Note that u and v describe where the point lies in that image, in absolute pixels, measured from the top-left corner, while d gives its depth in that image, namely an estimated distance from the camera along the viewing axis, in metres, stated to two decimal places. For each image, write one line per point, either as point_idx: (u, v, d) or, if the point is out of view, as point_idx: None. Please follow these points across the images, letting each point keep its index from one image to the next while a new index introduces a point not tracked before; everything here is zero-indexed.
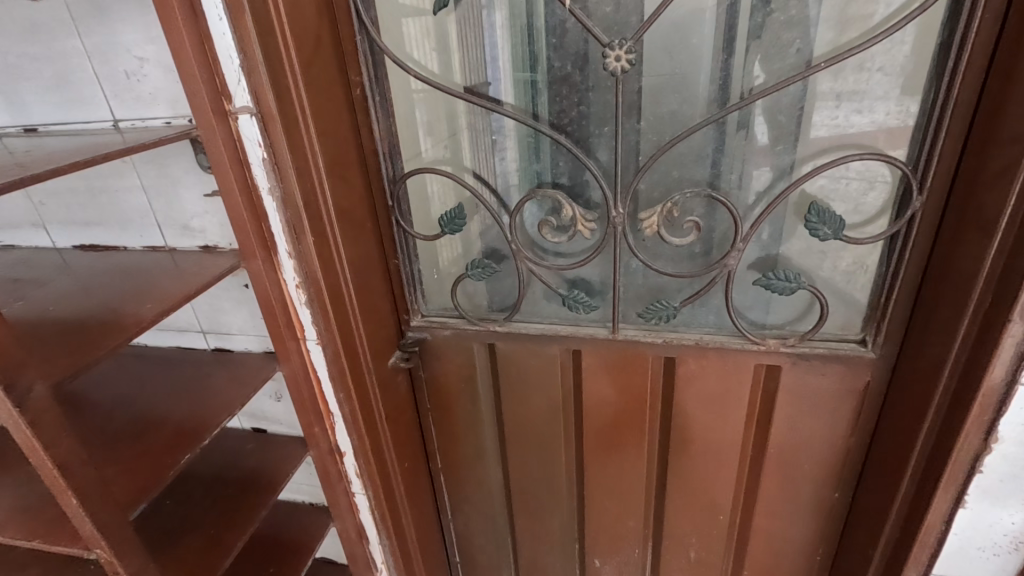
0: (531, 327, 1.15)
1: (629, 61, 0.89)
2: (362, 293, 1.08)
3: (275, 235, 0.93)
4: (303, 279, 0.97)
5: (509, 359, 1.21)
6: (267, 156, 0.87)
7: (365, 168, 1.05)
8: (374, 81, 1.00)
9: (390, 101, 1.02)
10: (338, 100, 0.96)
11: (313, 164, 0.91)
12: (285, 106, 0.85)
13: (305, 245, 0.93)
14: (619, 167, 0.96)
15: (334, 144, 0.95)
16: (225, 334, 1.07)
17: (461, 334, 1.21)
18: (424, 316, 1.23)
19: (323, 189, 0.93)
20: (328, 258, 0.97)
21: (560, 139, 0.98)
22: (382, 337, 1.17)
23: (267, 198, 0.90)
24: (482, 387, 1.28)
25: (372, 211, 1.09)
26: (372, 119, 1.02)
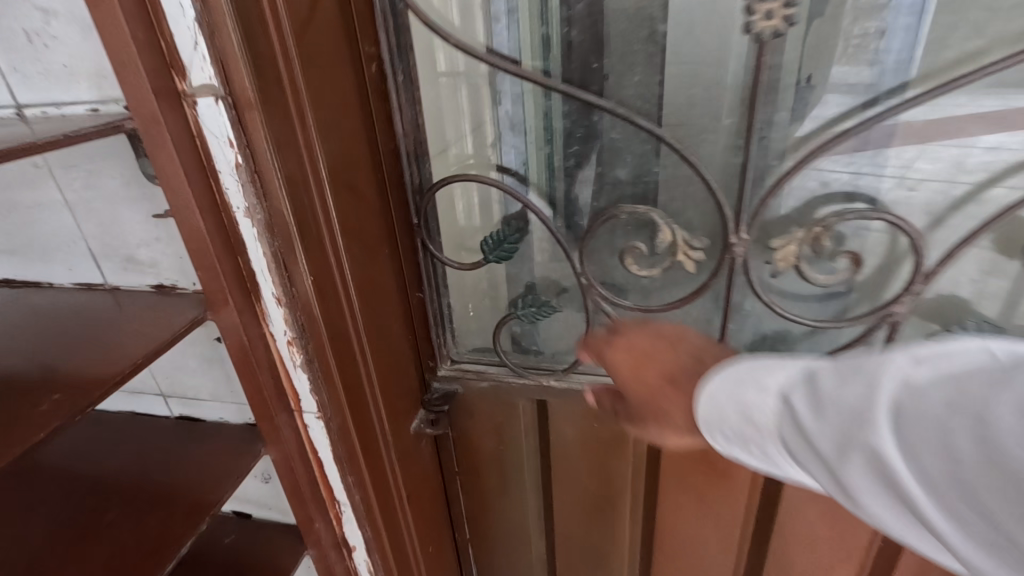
0: (599, 383, 0.88)
1: (788, 16, 0.60)
2: (375, 342, 0.80)
3: (258, 276, 0.64)
4: (297, 334, 0.68)
5: (566, 419, 0.94)
6: (241, 162, 0.57)
7: (378, 174, 0.77)
8: (393, 53, 0.72)
9: (416, 81, 0.74)
10: (343, 79, 0.67)
11: (309, 170, 0.63)
12: (267, 85, 0.56)
13: (297, 287, 0.65)
14: (748, 176, 0.68)
15: (338, 141, 0.67)
16: (194, 400, 0.79)
17: (503, 387, 0.94)
18: (453, 362, 0.96)
19: (323, 206, 0.66)
20: (330, 300, 0.70)
21: (659, 135, 0.69)
22: (398, 396, 0.89)
23: (244, 224, 0.60)
24: (527, 450, 1.01)
25: (389, 233, 0.81)
26: (393, 109, 0.75)
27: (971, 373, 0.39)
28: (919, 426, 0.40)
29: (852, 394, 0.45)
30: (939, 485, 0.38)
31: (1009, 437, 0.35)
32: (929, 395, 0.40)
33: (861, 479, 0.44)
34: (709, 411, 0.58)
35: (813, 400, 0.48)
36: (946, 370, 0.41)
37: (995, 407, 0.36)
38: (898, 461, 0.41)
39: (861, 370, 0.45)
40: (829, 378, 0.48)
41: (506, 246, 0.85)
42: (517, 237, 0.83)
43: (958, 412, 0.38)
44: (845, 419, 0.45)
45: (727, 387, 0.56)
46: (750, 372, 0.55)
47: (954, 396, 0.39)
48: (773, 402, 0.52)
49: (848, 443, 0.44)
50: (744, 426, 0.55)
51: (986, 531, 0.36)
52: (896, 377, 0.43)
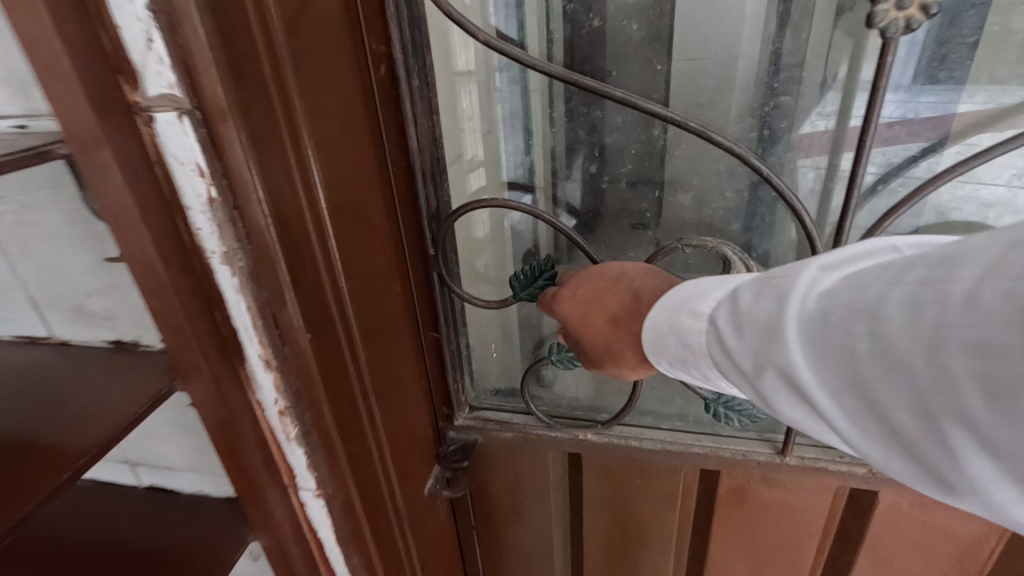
0: (646, 439, 0.77)
1: (923, 6, 0.50)
2: (383, 398, 0.67)
3: (242, 336, 0.50)
4: (292, 403, 0.54)
5: (604, 474, 0.82)
6: (216, 196, 0.43)
7: (388, 199, 0.63)
8: (407, 52, 0.59)
9: (434, 86, 0.62)
10: (346, 85, 0.54)
11: (305, 201, 0.49)
12: (249, 95, 0.43)
13: (290, 347, 0.52)
14: (817, 198, 0.62)
15: (339, 162, 0.54)
16: (166, 470, 0.66)
17: (531, 439, 0.82)
18: (472, 410, 0.84)
19: (323, 245, 0.52)
20: (329, 359, 0.56)
21: (738, 152, 0.59)
22: (410, 455, 0.76)
23: (223, 272, 0.47)
24: (556, 507, 0.88)
25: (404, 266, 0.68)
26: (407, 118, 0.62)
27: (868, 273, 0.38)
28: (826, 330, 0.38)
29: (765, 306, 0.42)
30: (843, 385, 0.37)
31: (902, 330, 0.34)
32: (833, 299, 0.39)
33: (776, 393, 0.42)
34: (653, 339, 0.52)
35: (734, 316, 0.45)
36: (850, 274, 0.39)
37: (890, 301, 0.35)
38: (806, 370, 0.39)
39: (773, 285, 0.43)
40: (746, 294, 0.45)
41: (541, 282, 0.72)
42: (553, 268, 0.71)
43: (856, 310, 0.37)
44: (759, 334, 0.42)
45: (668, 314, 0.51)
46: (687, 298, 0.50)
47: (853, 298, 0.37)
48: (704, 326, 0.48)
49: (762, 356, 0.42)
50: (680, 355, 0.50)
51: (884, 427, 0.36)
52: (805, 286, 0.41)
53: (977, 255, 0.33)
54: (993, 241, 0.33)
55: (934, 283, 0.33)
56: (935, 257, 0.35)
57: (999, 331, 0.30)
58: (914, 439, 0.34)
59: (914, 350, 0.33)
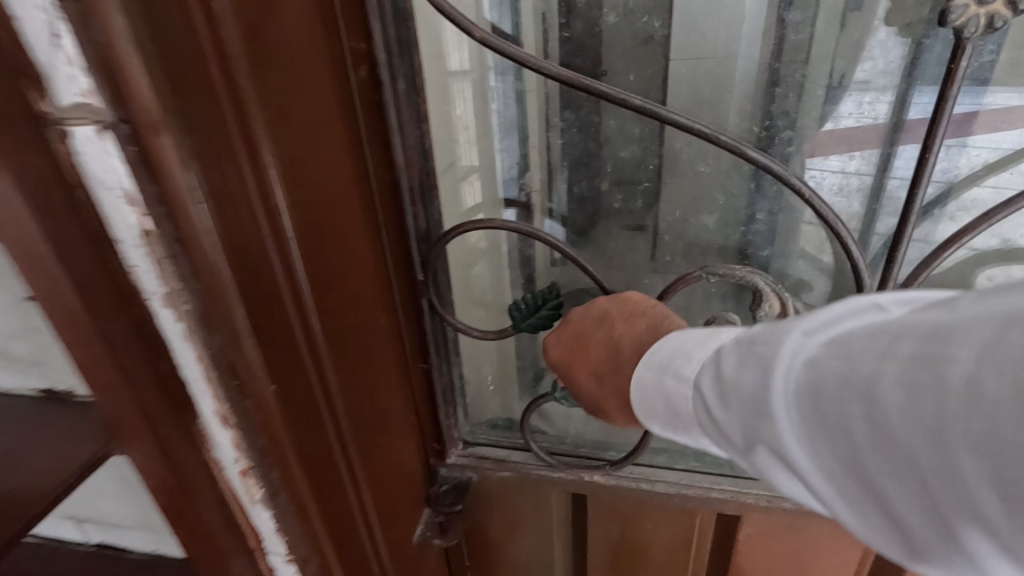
0: (659, 482, 0.70)
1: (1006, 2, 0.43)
2: (366, 445, 0.59)
3: (194, 390, 0.42)
4: (256, 462, 0.46)
5: (611, 516, 0.75)
6: (152, 226, 0.35)
7: (371, 221, 0.55)
8: (391, 52, 0.51)
9: (423, 91, 0.54)
10: (318, 91, 0.46)
11: (266, 230, 0.41)
12: (192, 103, 0.35)
13: (252, 402, 0.43)
14: (857, 220, 0.55)
15: (309, 183, 0.46)
16: (114, 527, 0.57)
17: (531, 479, 0.74)
18: (466, 446, 0.76)
19: (291, 280, 0.44)
20: (300, 409, 0.48)
21: (777, 170, 0.51)
22: (398, 503, 0.68)
23: (166, 317, 0.38)
24: (557, 549, 0.81)
25: (391, 296, 0.60)
26: (392, 128, 0.54)
27: (859, 339, 0.31)
28: (823, 413, 0.31)
29: (748, 376, 0.35)
30: (847, 477, 0.31)
31: (905, 418, 0.28)
32: (821, 372, 0.32)
33: (772, 475, 0.35)
34: (640, 402, 0.44)
35: (717, 383, 0.38)
36: (839, 337, 0.32)
37: (888, 382, 0.28)
38: (801, 457, 0.33)
39: (755, 350, 0.35)
40: (726, 356, 0.37)
41: (544, 312, 0.65)
42: (557, 294, 0.64)
43: (849, 389, 0.30)
44: (745, 409, 0.35)
45: (651, 374, 0.43)
46: (669, 357, 0.42)
47: (846, 373, 0.30)
48: (690, 391, 0.40)
49: (752, 436, 0.35)
50: (669, 420, 0.43)
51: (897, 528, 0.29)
52: (790, 353, 0.34)
53: (985, 325, 0.26)
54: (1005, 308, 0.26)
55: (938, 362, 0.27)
56: (932, 324, 0.28)
57: (1019, 430, 0.24)
58: (934, 546, 0.28)
59: (921, 444, 0.27)
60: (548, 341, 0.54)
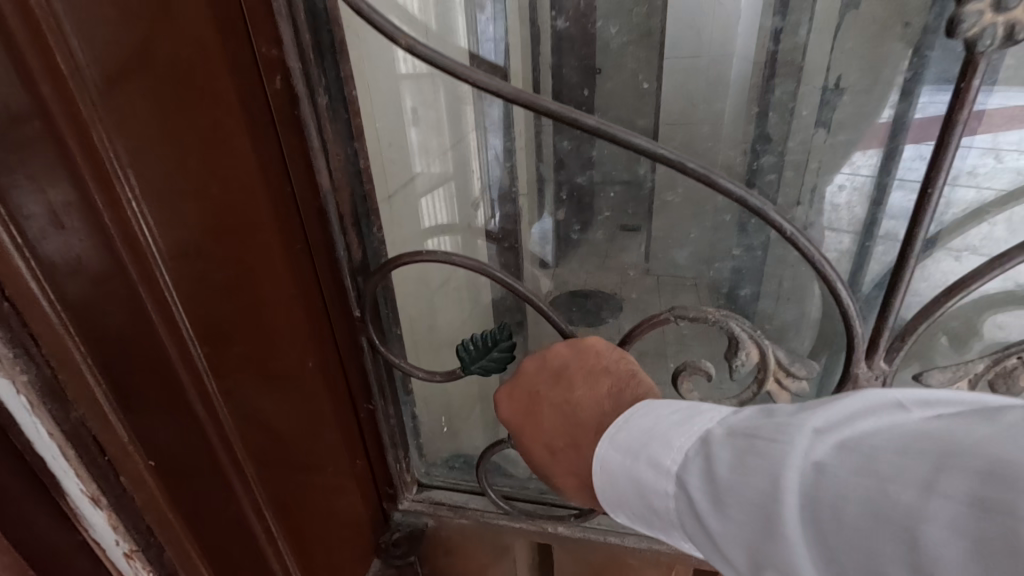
0: (629, 537, 0.63)
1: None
2: (294, 503, 0.52)
3: (55, 468, 0.34)
4: (143, 543, 0.38)
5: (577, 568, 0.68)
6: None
7: (291, 253, 0.49)
8: (308, 60, 0.43)
9: (353, 104, 0.47)
10: (211, 112, 0.39)
11: (143, 283, 0.34)
12: (18, 133, 0.28)
13: (128, 479, 0.36)
14: (853, 255, 0.48)
15: (196, 222, 0.38)
16: None
17: (491, 529, 0.68)
18: (421, 488, 0.70)
19: (174, 334, 0.37)
20: (197, 484, 0.41)
21: (754, 205, 0.45)
22: (336, 558, 0.61)
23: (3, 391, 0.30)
24: None
25: (317, 335, 0.53)
26: (314, 149, 0.46)
27: (888, 455, 0.24)
28: (853, 553, 0.24)
29: (750, 481, 0.28)
30: None
31: None
32: (846, 496, 0.24)
33: None
34: (606, 484, 0.36)
35: (707, 480, 0.30)
36: (858, 447, 0.25)
37: (936, 530, 0.22)
38: None
39: (759, 448, 0.28)
40: (719, 451, 0.30)
41: (497, 354, 0.59)
42: (511, 334, 0.58)
43: (886, 527, 0.23)
44: (749, 524, 0.27)
45: (622, 458, 0.35)
46: (640, 439, 0.34)
47: (879, 503, 0.23)
48: (673, 486, 0.32)
49: (758, 560, 0.27)
50: (640, 515, 0.35)
51: None
52: (802, 463, 0.26)
53: None
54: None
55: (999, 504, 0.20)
56: (985, 459, 0.22)
57: None
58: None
59: None
60: (499, 394, 0.49)
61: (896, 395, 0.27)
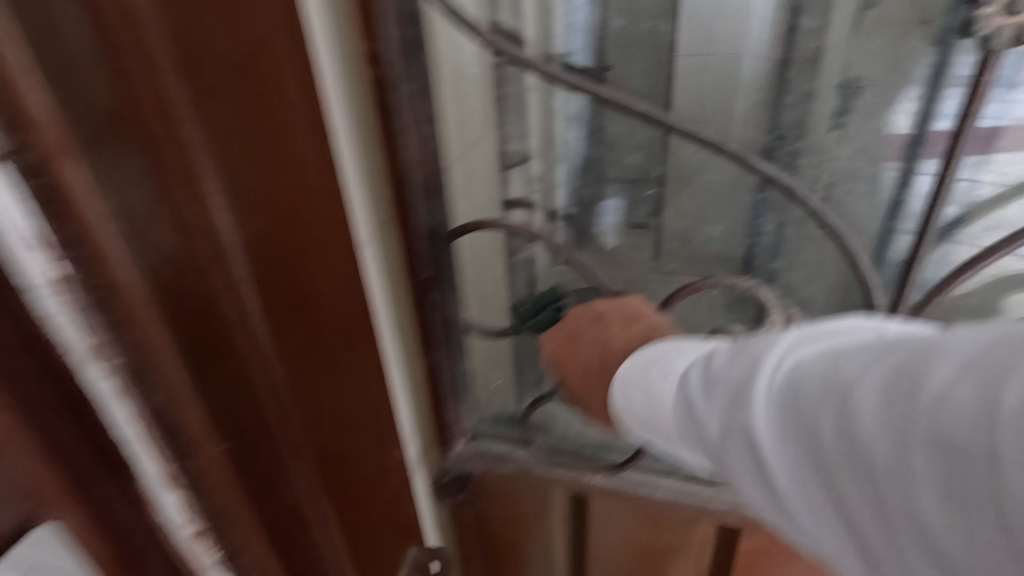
0: (659, 491, 0.69)
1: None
2: (340, 499, 0.52)
3: (132, 450, 0.37)
4: (209, 526, 0.42)
5: (609, 522, 0.75)
6: (73, 271, 0.32)
7: (326, 236, 0.45)
8: (403, 53, 0.51)
9: (433, 92, 0.54)
10: (246, 87, 0.36)
11: (200, 277, 0.36)
12: (120, 139, 0.30)
13: (201, 467, 0.39)
14: (880, 227, 0.54)
15: (268, 218, 0.40)
16: None
17: (534, 478, 0.75)
18: (472, 439, 0.76)
19: (244, 331, 0.39)
20: (267, 472, 0.44)
21: (783, 182, 0.54)
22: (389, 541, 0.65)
23: (99, 388, 0.35)
24: (557, 546, 0.82)
25: (400, 299, 0.62)
26: (398, 130, 0.53)
27: (859, 357, 0.33)
28: (810, 410, 0.33)
29: (734, 370, 0.37)
30: (812, 471, 0.33)
31: (878, 421, 0.30)
32: (806, 371, 0.34)
33: (737, 471, 0.37)
34: (624, 397, 0.46)
35: (702, 379, 0.40)
36: (834, 349, 0.35)
37: (868, 390, 0.31)
38: (768, 448, 0.34)
39: (748, 350, 0.38)
40: (719, 355, 0.39)
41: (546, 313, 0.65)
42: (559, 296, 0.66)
43: (830, 392, 0.32)
44: (726, 397, 0.37)
45: (640, 372, 0.45)
46: (655, 355, 0.45)
47: (835, 380, 0.33)
48: (676, 387, 0.42)
49: (729, 424, 0.36)
50: (647, 418, 0.44)
51: (838, 516, 0.32)
52: (777, 353, 0.36)
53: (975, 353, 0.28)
54: (987, 336, 0.29)
55: (913, 373, 0.30)
56: (910, 344, 0.32)
57: (1010, 443, 0.25)
58: (883, 546, 0.30)
59: (888, 444, 0.29)
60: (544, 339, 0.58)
61: (878, 325, 0.36)
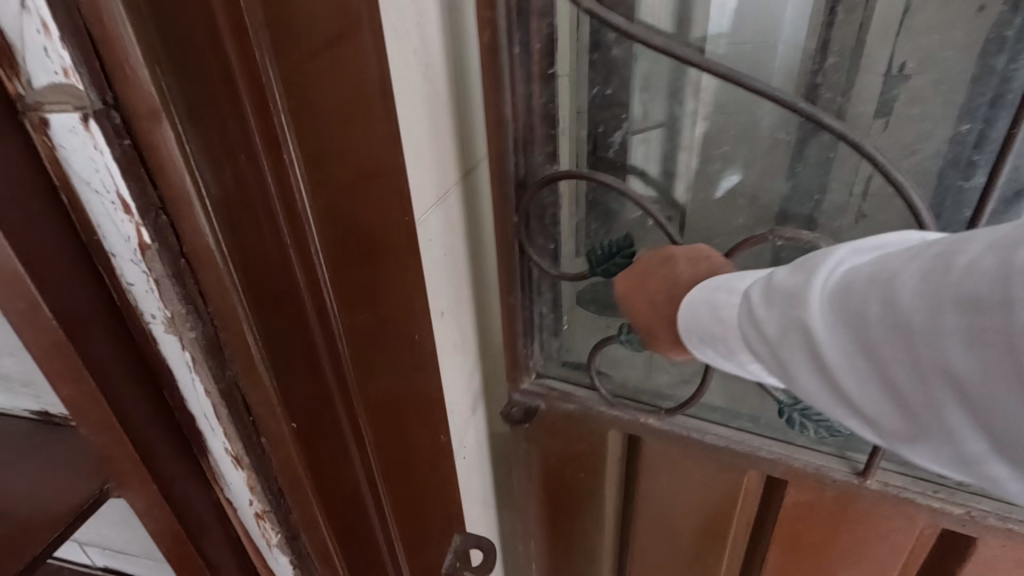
0: (711, 434, 0.74)
1: None
2: (386, 461, 0.58)
3: (176, 371, 0.41)
4: (249, 451, 0.47)
5: (661, 461, 0.81)
6: (155, 229, 0.36)
7: (400, 226, 0.50)
8: (513, 19, 0.59)
9: (535, 54, 0.62)
10: (347, 94, 0.42)
11: (273, 238, 0.40)
12: (214, 107, 0.34)
13: (272, 436, 0.46)
14: (944, 179, 0.57)
15: (344, 177, 0.44)
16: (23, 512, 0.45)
17: (592, 415, 0.82)
18: (540, 376, 0.85)
19: (310, 282, 0.44)
20: (323, 423, 0.49)
21: (850, 137, 0.57)
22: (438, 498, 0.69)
23: (169, 341, 0.40)
24: (609, 481, 0.90)
25: (474, 244, 0.72)
26: (505, 85, 0.62)
27: (898, 253, 0.46)
28: (856, 298, 0.46)
29: (794, 281, 0.52)
30: (861, 350, 0.46)
31: (914, 293, 0.42)
32: (854, 274, 0.47)
33: (796, 360, 0.51)
34: (688, 317, 0.63)
35: (765, 292, 0.54)
36: (886, 256, 0.46)
37: (905, 277, 0.43)
38: (818, 331, 0.48)
39: (808, 263, 0.52)
40: (780, 272, 0.53)
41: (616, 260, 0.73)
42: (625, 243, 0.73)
43: (873, 281, 0.45)
44: (785, 302, 0.51)
45: (704, 293, 0.61)
46: (720, 282, 0.60)
47: (880, 274, 0.45)
48: (736, 300, 0.57)
49: (795, 323, 0.50)
50: (704, 336, 0.60)
51: (875, 376, 0.45)
52: (835, 265, 0.50)
53: (989, 237, 0.39)
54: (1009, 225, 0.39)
55: (951, 258, 0.41)
56: (947, 241, 0.42)
57: (990, 291, 0.37)
58: (914, 394, 0.43)
59: (919, 312, 0.41)
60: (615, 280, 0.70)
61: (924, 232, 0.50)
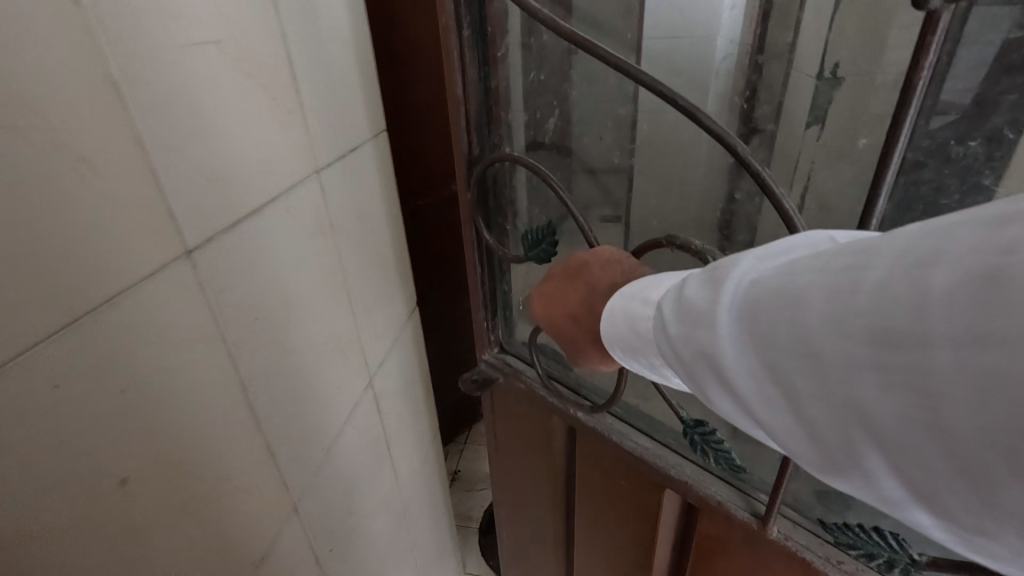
0: (633, 442, 0.71)
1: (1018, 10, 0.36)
2: None
3: None
4: None
5: (594, 458, 0.81)
6: None
7: None
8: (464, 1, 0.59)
9: (491, 37, 0.62)
10: None
11: None
12: None
13: None
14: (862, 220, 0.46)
15: None
16: None
17: (533, 396, 0.84)
18: (501, 350, 0.88)
19: None
20: None
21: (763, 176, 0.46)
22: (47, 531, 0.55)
23: None
24: (556, 466, 0.91)
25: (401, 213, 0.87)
26: (455, 67, 0.63)
27: (806, 262, 0.34)
28: (764, 322, 0.35)
29: (701, 295, 0.40)
30: (775, 385, 0.35)
31: (826, 321, 0.31)
32: (762, 286, 0.36)
33: (710, 386, 0.40)
34: (609, 327, 0.54)
35: (675, 308, 0.42)
36: (795, 264, 0.35)
37: (818, 296, 0.32)
38: (731, 362, 0.37)
39: (716, 270, 0.40)
40: (691, 281, 0.41)
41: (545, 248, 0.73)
42: (554, 236, 0.72)
43: (782, 300, 0.34)
44: (692, 321, 0.40)
45: (622, 303, 0.52)
46: (639, 289, 0.51)
47: (788, 292, 0.34)
48: (651, 313, 0.48)
49: (701, 348, 0.39)
50: (626, 347, 0.52)
51: (792, 421, 0.35)
52: (741, 273, 0.38)
53: (910, 240, 0.28)
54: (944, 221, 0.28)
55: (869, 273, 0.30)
56: (865, 244, 0.31)
57: (910, 323, 0.27)
58: (829, 433, 0.32)
59: (834, 345, 0.31)
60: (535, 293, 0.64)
61: (830, 231, 0.39)
